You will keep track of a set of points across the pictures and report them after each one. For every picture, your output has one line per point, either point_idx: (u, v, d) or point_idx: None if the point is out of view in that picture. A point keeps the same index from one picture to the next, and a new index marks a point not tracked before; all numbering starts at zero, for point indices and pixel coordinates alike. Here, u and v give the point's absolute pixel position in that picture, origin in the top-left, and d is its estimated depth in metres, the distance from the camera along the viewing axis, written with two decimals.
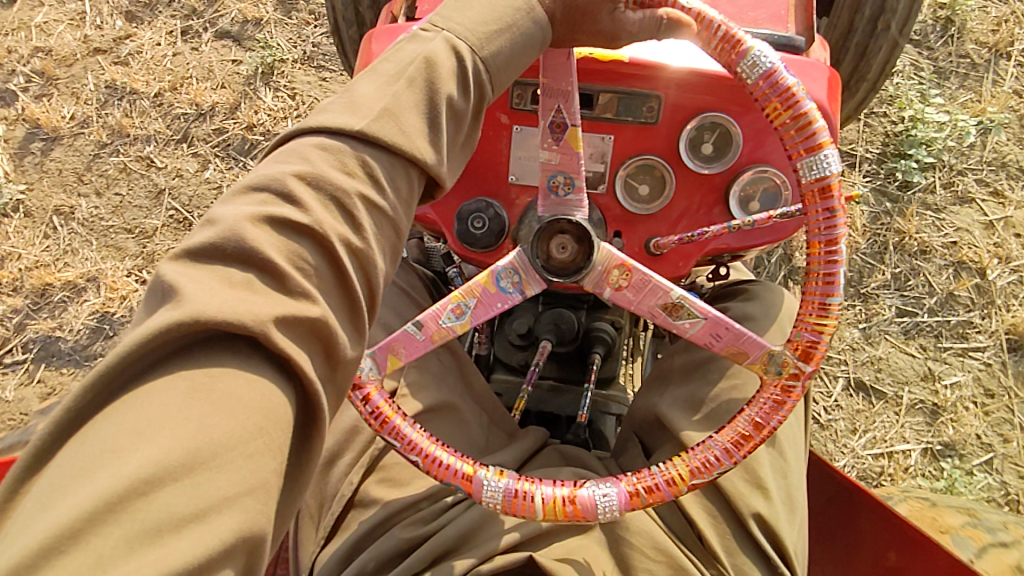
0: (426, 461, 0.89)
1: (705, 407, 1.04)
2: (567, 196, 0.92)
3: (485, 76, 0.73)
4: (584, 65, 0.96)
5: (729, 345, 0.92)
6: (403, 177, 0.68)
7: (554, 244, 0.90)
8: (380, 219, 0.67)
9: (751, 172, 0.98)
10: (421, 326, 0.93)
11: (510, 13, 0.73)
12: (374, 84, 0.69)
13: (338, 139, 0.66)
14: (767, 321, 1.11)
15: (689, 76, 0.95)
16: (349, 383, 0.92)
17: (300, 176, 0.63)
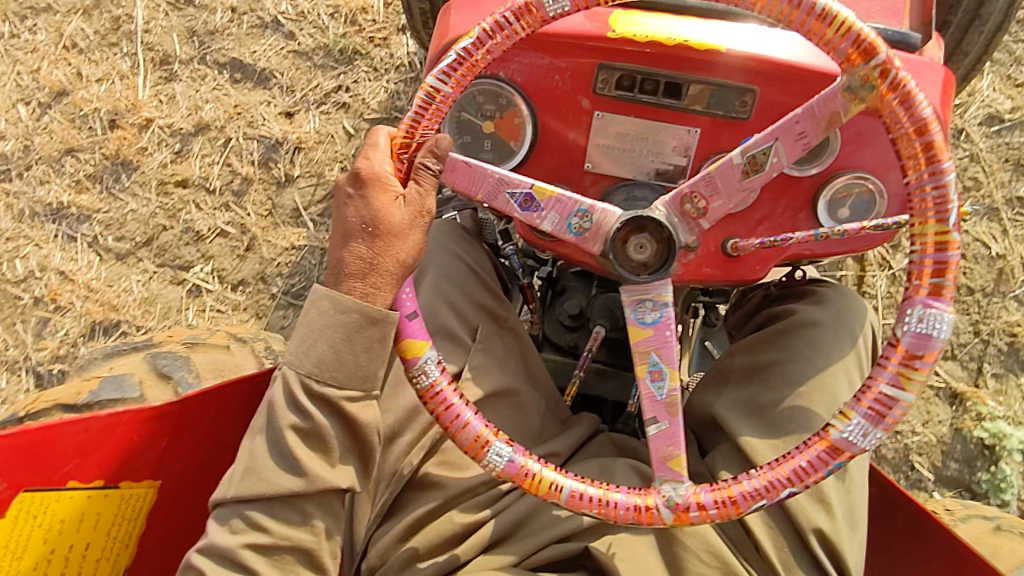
0: (796, 479, 0.82)
1: (768, 415, 1.00)
2: (592, 224, 0.88)
3: (314, 381, 0.85)
4: (676, 52, 0.91)
5: (818, 121, 0.82)
6: (287, 508, 0.86)
7: (631, 246, 0.86)
8: (284, 551, 0.86)
9: (844, 178, 0.93)
10: (656, 420, 0.87)
11: (319, 317, 0.85)
12: (242, 449, 0.88)
13: (224, 509, 0.87)
14: (834, 333, 1.06)
15: (789, 70, 0.90)
16: (682, 518, 0.84)
17: (199, 550, 0.86)
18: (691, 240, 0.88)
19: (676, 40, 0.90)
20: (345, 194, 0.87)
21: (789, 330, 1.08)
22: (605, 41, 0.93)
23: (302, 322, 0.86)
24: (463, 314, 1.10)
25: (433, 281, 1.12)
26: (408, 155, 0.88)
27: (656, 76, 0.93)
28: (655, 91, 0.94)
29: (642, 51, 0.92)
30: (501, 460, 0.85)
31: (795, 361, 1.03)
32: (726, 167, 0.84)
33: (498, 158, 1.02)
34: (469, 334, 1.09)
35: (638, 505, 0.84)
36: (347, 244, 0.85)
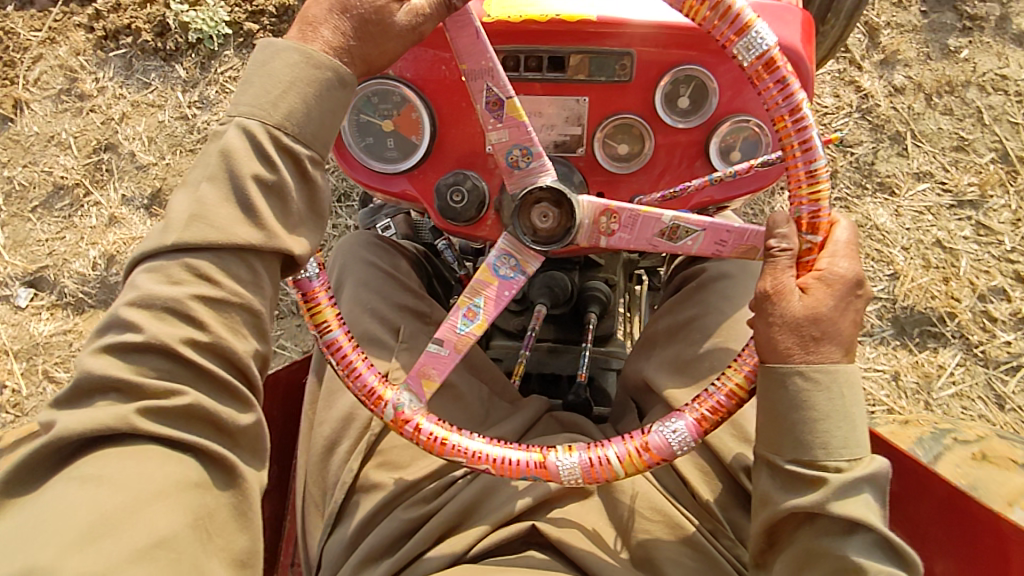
0: (497, 466, 0.88)
1: (693, 365, 1.03)
2: (529, 166, 0.91)
3: (285, 139, 0.78)
4: (553, 27, 0.94)
5: (736, 246, 0.90)
6: (239, 265, 0.76)
7: (536, 215, 0.90)
8: (225, 306, 0.75)
9: (729, 124, 0.97)
10: (440, 342, 0.93)
11: (288, 71, 0.78)
12: (185, 198, 0.76)
13: (160, 258, 0.75)
14: (744, 280, 1.13)
15: (664, 29, 0.93)
16: (396, 423, 0.90)
17: (130, 303, 0.73)
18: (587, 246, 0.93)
19: (549, 15, 0.93)
20: None
21: (702, 286, 1.13)
22: (485, 26, 0.95)
23: (260, 70, 0.79)
24: (384, 317, 1.11)
25: (352, 292, 1.14)
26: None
27: (538, 52, 0.96)
28: (539, 66, 0.98)
29: (521, 29, 0.95)
30: (371, 392, 0.91)
31: (712, 314, 1.08)
32: (649, 217, 0.89)
33: (403, 154, 1.05)
34: (394, 335, 1.09)
35: (477, 450, 0.88)
36: (331, 3, 0.81)
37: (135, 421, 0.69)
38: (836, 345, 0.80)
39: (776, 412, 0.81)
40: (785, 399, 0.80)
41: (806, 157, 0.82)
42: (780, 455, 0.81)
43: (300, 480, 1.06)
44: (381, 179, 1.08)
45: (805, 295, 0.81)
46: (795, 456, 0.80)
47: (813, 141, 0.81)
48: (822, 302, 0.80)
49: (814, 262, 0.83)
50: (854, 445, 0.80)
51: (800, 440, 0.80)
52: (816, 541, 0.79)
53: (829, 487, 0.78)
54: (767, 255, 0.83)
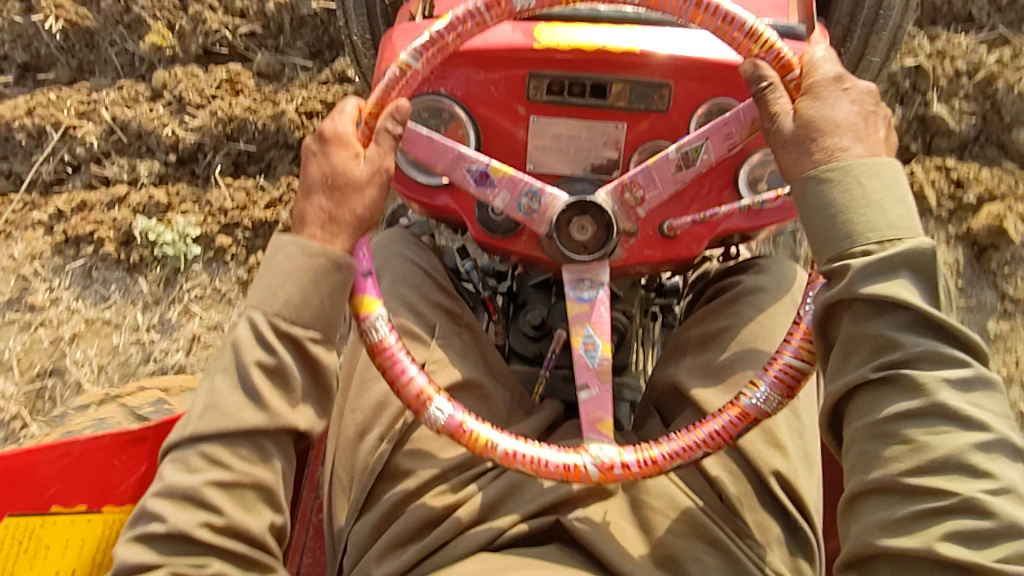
0: (711, 443, 0.91)
1: (721, 375, 1.05)
2: (541, 206, 0.95)
3: (281, 322, 0.86)
4: (597, 56, 1.01)
5: (743, 129, 0.96)
6: (247, 445, 0.86)
7: (574, 228, 0.95)
8: (240, 486, 0.86)
9: (758, 155, 1.03)
10: (588, 387, 0.94)
11: (286, 263, 0.86)
12: (203, 390, 0.88)
13: (182, 449, 0.87)
14: (779, 293, 1.15)
15: (699, 64, 1.01)
16: (606, 475, 0.89)
17: (158, 494, 0.85)
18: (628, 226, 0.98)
19: (595, 46, 1.01)
20: (310, 150, 0.91)
21: (738, 297, 1.15)
22: (534, 52, 1.03)
23: (267, 275, 0.87)
24: (421, 312, 1.15)
25: (391, 286, 1.19)
26: (375, 120, 0.90)
27: (582, 79, 1.03)
28: (582, 92, 1.04)
29: (567, 57, 1.02)
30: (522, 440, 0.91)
31: (748, 325, 1.10)
32: (659, 163, 0.95)
33: None
34: (427, 330, 1.14)
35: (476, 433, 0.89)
36: (311, 197, 0.89)
37: None
38: (848, 145, 0.86)
39: (807, 206, 0.86)
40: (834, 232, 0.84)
41: (771, 53, 0.91)
42: (819, 258, 0.85)
43: (330, 463, 1.08)
44: (424, 192, 1.13)
45: (797, 113, 0.89)
46: (831, 254, 0.84)
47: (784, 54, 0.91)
48: (808, 108, 0.88)
49: (800, 90, 0.91)
50: (886, 226, 0.82)
51: (829, 229, 0.84)
52: (852, 327, 0.82)
53: (856, 273, 0.80)
54: (759, 98, 0.90)
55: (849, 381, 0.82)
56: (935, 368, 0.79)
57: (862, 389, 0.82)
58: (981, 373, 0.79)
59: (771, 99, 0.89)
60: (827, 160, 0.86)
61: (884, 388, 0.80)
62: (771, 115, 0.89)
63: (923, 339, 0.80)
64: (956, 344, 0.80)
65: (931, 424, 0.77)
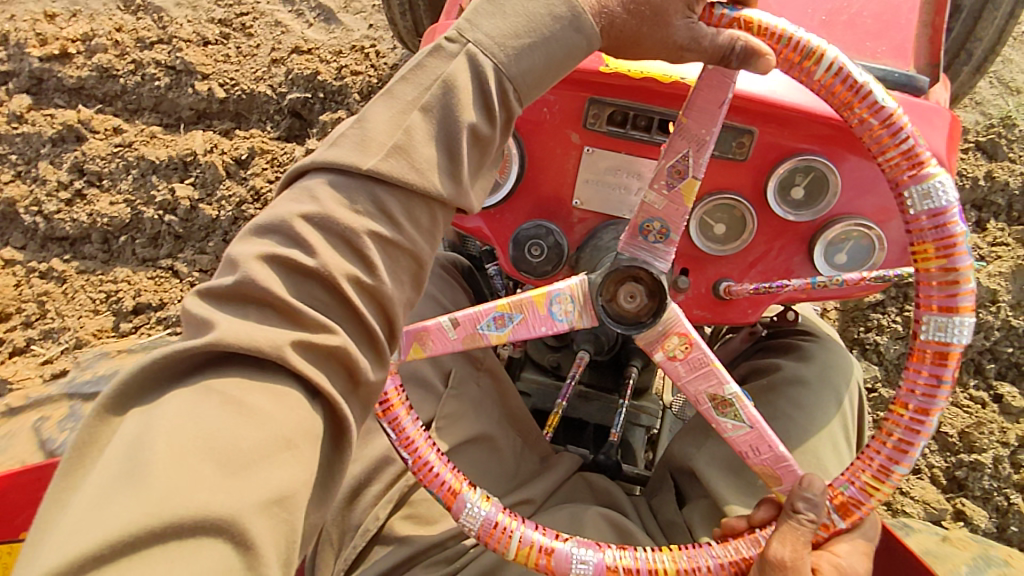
0: (417, 465, 0.83)
1: (747, 474, 1.00)
2: (654, 244, 0.81)
3: (511, 95, 0.65)
4: (671, 90, 0.86)
5: (765, 464, 0.82)
6: (421, 210, 0.65)
7: (621, 291, 0.81)
8: (397, 249, 0.64)
9: (843, 225, 0.89)
10: (455, 324, 0.84)
11: (547, 21, 0.65)
12: (384, 114, 0.64)
13: (346, 175, 0.63)
14: (820, 389, 1.04)
15: (791, 111, 0.85)
16: (382, 408, 0.84)
17: (306, 216, 0.61)
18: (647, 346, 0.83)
19: (671, 77, 0.86)
20: None
21: (774, 386, 1.05)
22: (598, 75, 0.88)
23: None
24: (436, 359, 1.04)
25: (405, 328, 1.07)
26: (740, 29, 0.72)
27: (650, 113, 0.89)
28: (648, 127, 0.90)
29: (636, 86, 0.87)
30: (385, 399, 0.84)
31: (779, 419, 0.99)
32: (715, 373, 0.81)
33: None
34: (442, 380, 1.06)
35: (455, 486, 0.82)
36: None
37: (287, 353, 0.57)
38: None
39: None
40: None
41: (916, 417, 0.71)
42: None
43: None
44: None
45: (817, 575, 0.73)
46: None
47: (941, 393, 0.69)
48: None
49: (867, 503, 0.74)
50: None
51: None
52: None
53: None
54: (786, 513, 0.74)
55: None
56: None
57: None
58: None
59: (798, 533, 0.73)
60: None
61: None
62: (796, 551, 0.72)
63: None
64: None
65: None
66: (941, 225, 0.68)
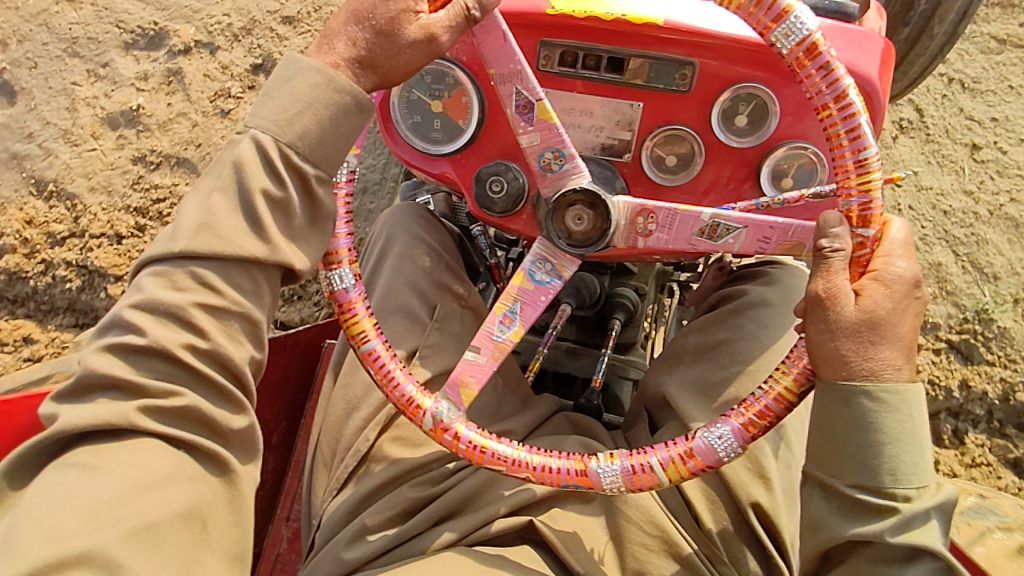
0: (536, 474, 0.87)
1: (717, 394, 1.02)
2: (562, 169, 0.89)
3: (297, 159, 0.77)
4: (615, 27, 0.92)
5: (781, 242, 0.87)
6: (241, 274, 0.76)
7: (570, 217, 0.89)
8: (230, 315, 0.76)
9: (785, 148, 0.94)
10: (476, 349, 0.91)
11: (309, 92, 0.77)
12: (195, 205, 0.77)
13: (167, 263, 0.75)
14: (783, 310, 1.10)
15: (728, 42, 0.91)
16: (436, 432, 0.89)
17: (134, 305, 0.74)
18: (625, 245, 0.91)
19: (615, 15, 0.91)
20: None
21: (740, 309, 1.10)
22: (546, 17, 0.94)
23: (285, 84, 0.77)
24: (421, 291, 1.11)
25: (393, 265, 1.14)
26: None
27: (597, 51, 0.94)
28: (597, 66, 0.96)
29: (582, 26, 0.93)
30: (384, 369, 0.90)
31: (744, 339, 1.06)
32: (687, 215, 0.87)
33: (446, 138, 1.04)
34: (427, 311, 1.09)
35: (413, 398, 0.89)
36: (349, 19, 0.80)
37: (135, 418, 0.70)
38: (897, 351, 0.76)
39: (835, 425, 0.76)
40: (850, 419, 0.75)
41: (863, 194, 0.80)
42: (839, 479, 0.76)
43: (314, 438, 1.08)
44: (423, 160, 1.06)
45: (860, 299, 0.76)
46: (858, 482, 0.75)
47: (874, 207, 0.80)
48: (879, 306, 0.76)
49: (870, 265, 0.80)
50: (914, 471, 0.75)
51: (865, 459, 0.75)
52: (862, 562, 0.75)
53: (897, 520, 0.73)
54: (818, 256, 0.79)
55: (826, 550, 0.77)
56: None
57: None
58: None
59: (829, 271, 0.77)
60: (841, 360, 0.76)
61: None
62: (829, 287, 0.77)
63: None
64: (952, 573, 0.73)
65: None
66: (831, 79, 0.79)
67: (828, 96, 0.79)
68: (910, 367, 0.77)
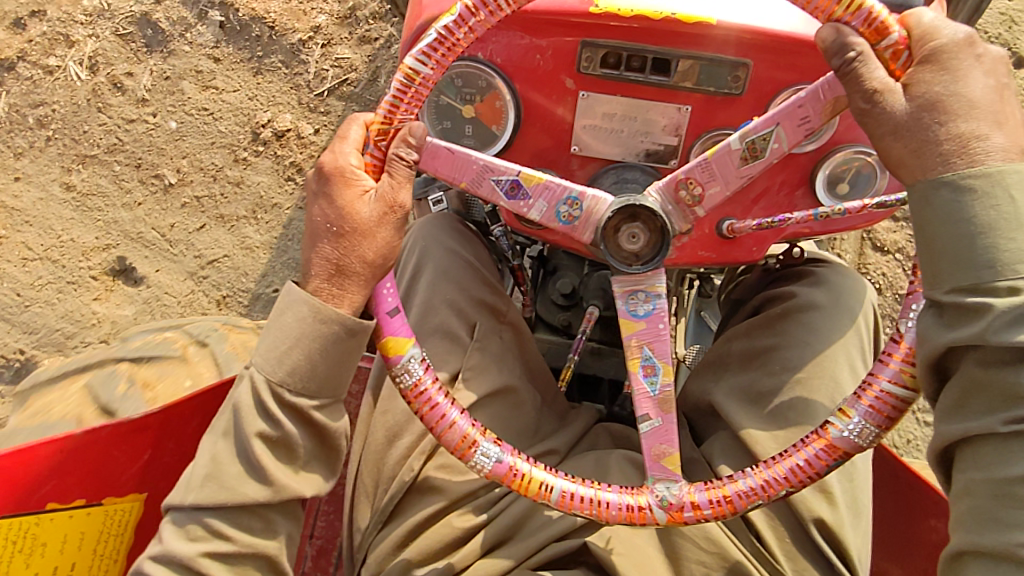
0: (795, 480, 0.79)
1: (770, 402, 0.97)
2: (582, 214, 0.84)
3: (287, 392, 0.80)
4: (663, 26, 0.86)
5: (819, 108, 0.81)
6: (249, 517, 0.82)
7: (624, 235, 0.82)
8: (243, 556, 0.82)
9: (843, 153, 0.89)
10: (646, 417, 0.83)
11: (297, 326, 0.80)
12: (205, 452, 0.83)
13: (182, 513, 0.82)
14: (834, 314, 1.04)
15: (786, 42, 0.86)
16: (676, 517, 0.81)
17: (152, 558, 0.81)
18: (686, 227, 0.85)
19: (663, 13, 0.85)
20: (311, 192, 0.84)
21: (788, 313, 1.05)
22: (588, 16, 0.87)
23: (276, 319, 0.81)
24: (461, 309, 1.05)
25: (430, 282, 1.07)
26: (386, 143, 0.82)
27: (643, 52, 0.88)
28: (642, 68, 0.90)
29: (627, 25, 0.87)
30: (584, 497, 0.81)
31: (794, 346, 1.00)
32: (719, 155, 0.82)
33: (480, 145, 0.97)
34: (467, 331, 1.04)
35: (629, 505, 0.80)
36: (315, 245, 0.82)
37: None
38: (979, 121, 0.70)
39: (935, 224, 0.70)
40: (942, 213, 0.69)
41: (856, 14, 0.74)
42: (935, 288, 0.70)
43: (353, 465, 1.00)
44: None
45: (908, 91, 0.72)
46: (956, 284, 0.69)
47: (877, 13, 0.74)
48: (933, 83, 0.71)
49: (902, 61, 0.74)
50: None
51: (964, 255, 0.68)
52: (979, 371, 0.68)
53: (998, 313, 0.65)
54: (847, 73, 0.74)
55: (969, 429, 0.69)
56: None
57: (983, 437, 0.68)
58: None
59: (863, 73, 0.72)
60: (932, 147, 0.71)
61: (1015, 438, 0.66)
62: (869, 92, 0.73)
63: None
64: None
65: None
66: None
67: None
68: (1002, 134, 0.70)
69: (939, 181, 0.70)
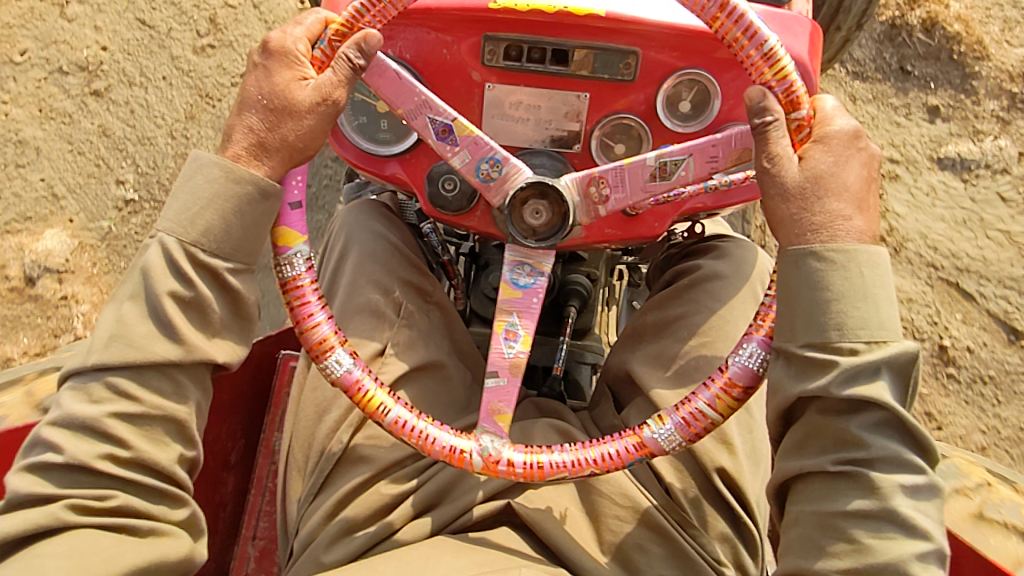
0: (599, 465, 0.87)
1: (674, 364, 1.05)
2: (502, 174, 0.89)
3: (200, 254, 0.81)
4: (558, 19, 0.92)
5: (728, 153, 0.89)
6: (159, 377, 0.81)
7: (529, 211, 0.88)
8: (151, 420, 0.81)
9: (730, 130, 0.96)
10: (497, 375, 0.90)
11: (209, 188, 0.82)
12: (109, 316, 0.81)
13: (83, 377, 0.81)
14: (737, 282, 1.12)
15: (675, 32, 0.93)
16: (488, 467, 0.87)
17: (53, 423, 0.79)
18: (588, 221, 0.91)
19: (556, 7, 0.92)
20: (252, 63, 0.87)
21: (694, 284, 1.12)
22: (489, 12, 0.93)
23: (188, 182, 0.82)
24: (385, 288, 1.08)
25: (356, 264, 1.11)
26: (340, 44, 0.87)
27: (542, 44, 0.94)
28: (542, 59, 0.96)
29: (525, 19, 0.93)
30: (414, 430, 0.87)
31: (702, 312, 1.08)
32: (631, 167, 0.89)
33: (395, 138, 1.03)
34: (394, 308, 1.07)
35: (455, 446, 0.86)
36: (243, 113, 0.85)
37: (66, 516, 0.76)
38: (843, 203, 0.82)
39: (794, 291, 0.81)
40: (799, 280, 0.81)
41: (782, 82, 0.84)
42: (790, 341, 0.81)
43: (283, 450, 1.04)
44: (371, 162, 1.04)
45: (803, 161, 0.83)
46: (809, 341, 0.79)
47: (797, 90, 0.84)
48: (821, 161, 0.83)
49: (805, 136, 0.85)
50: (876, 327, 0.79)
51: (816, 316, 0.79)
52: (819, 418, 0.80)
53: (840, 372, 0.77)
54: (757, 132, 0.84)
55: (806, 467, 0.81)
56: (892, 471, 0.78)
57: (818, 475, 0.80)
58: (930, 478, 0.79)
59: (773, 137, 0.83)
60: (800, 222, 0.82)
61: (841, 480, 0.79)
62: (773, 154, 0.83)
63: (886, 440, 0.78)
64: (915, 446, 0.79)
65: (879, 527, 0.77)
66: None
67: (713, 8, 0.83)
68: (861, 218, 0.82)
69: (801, 253, 0.81)
